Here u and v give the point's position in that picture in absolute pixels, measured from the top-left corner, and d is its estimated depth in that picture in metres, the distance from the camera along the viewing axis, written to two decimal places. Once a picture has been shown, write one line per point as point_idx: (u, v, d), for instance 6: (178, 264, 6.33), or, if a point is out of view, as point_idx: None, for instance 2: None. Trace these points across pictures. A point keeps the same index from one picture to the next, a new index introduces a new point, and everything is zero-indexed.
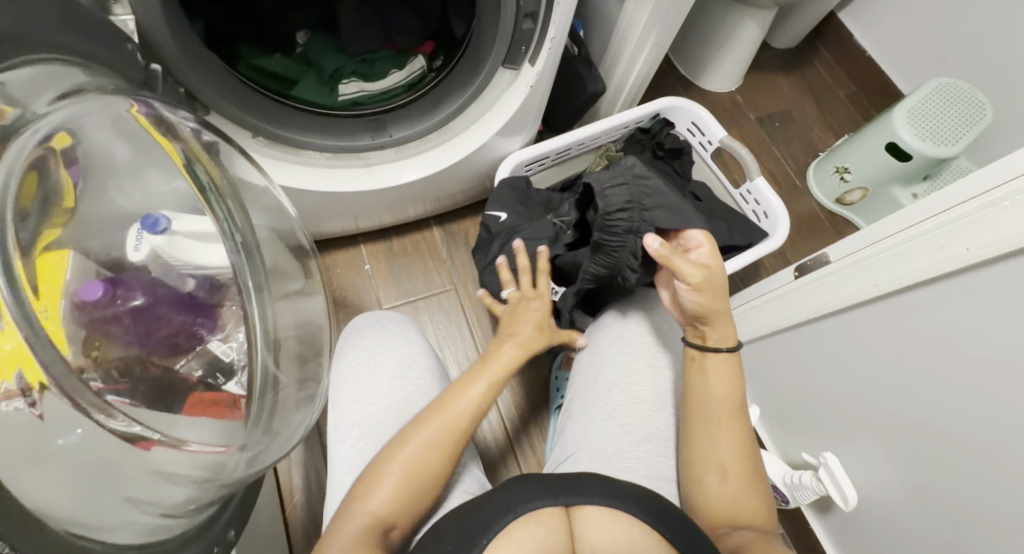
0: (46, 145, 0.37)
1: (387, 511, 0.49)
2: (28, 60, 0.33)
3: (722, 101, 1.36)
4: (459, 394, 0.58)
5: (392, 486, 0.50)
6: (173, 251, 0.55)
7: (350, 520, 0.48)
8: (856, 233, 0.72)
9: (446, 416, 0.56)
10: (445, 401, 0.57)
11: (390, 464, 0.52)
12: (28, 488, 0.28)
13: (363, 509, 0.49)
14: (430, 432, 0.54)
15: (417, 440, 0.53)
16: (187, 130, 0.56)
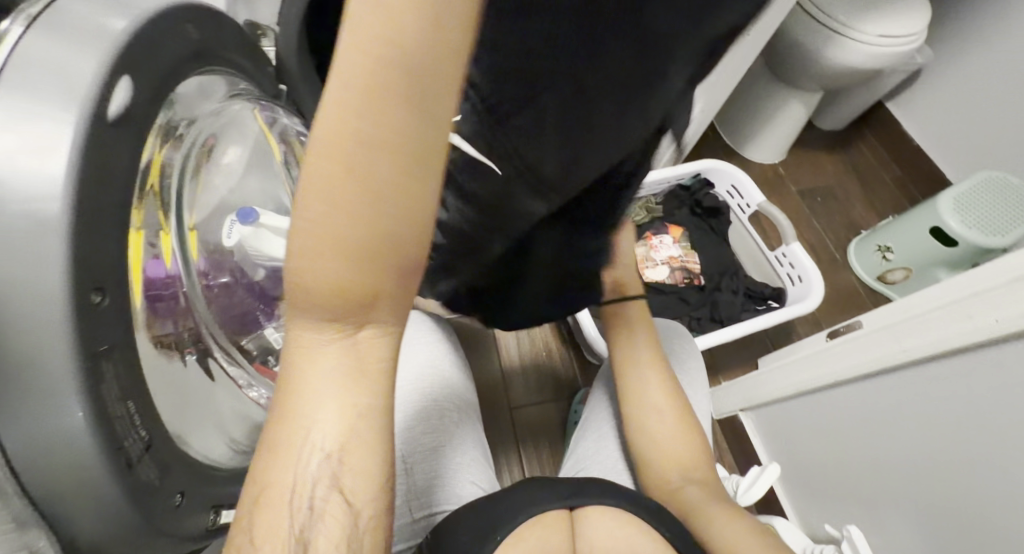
0: (211, 133, 0.46)
1: (338, 314, 0.19)
2: (216, 73, 0.41)
3: (763, 173, 1.32)
4: (376, 22, 0.14)
5: (327, 289, 0.18)
6: (253, 242, 0.58)
7: (306, 352, 0.21)
8: (893, 303, 0.71)
9: (382, 114, 0.15)
10: (362, 63, 0.15)
11: (310, 254, 0.18)
12: (165, 404, 0.35)
13: (307, 323, 0.20)
14: (366, 174, 0.16)
15: (330, 196, 0.17)
16: (293, 134, 0.66)
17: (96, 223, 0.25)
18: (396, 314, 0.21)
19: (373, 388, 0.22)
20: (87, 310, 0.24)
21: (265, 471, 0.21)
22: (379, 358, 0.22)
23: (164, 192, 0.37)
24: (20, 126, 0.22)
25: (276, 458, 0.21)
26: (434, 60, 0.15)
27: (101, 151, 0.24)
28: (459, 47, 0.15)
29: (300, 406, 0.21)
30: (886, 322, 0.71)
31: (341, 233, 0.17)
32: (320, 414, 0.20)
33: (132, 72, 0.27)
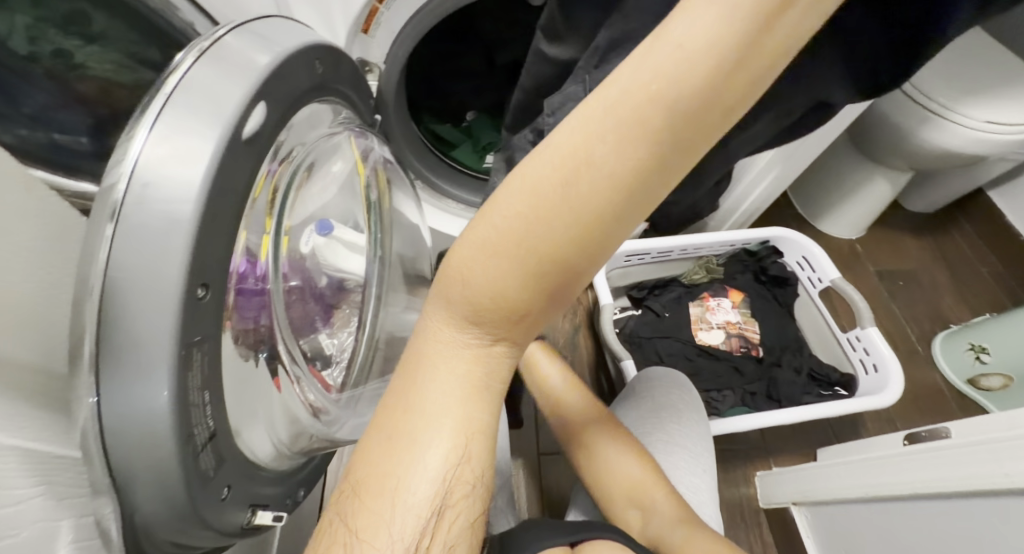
0: (314, 152, 0.49)
1: (491, 324, 0.24)
2: (327, 99, 0.45)
3: (838, 248, 1.26)
4: (660, 78, 0.18)
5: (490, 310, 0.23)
6: (325, 253, 0.62)
7: (440, 349, 0.25)
8: (993, 414, 0.63)
9: (623, 149, 0.19)
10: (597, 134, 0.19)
11: (489, 253, 0.21)
12: (230, 402, 0.37)
13: (454, 321, 0.25)
14: (587, 193, 0.19)
15: (534, 208, 0.20)
16: (379, 160, 0.70)
17: (216, 227, 0.28)
18: (527, 332, 0.25)
19: (483, 390, 0.26)
20: (192, 302, 0.27)
21: (385, 469, 0.25)
22: (498, 367, 0.26)
23: (269, 203, 0.40)
24: (175, 140, 0.26)
25: (396, 458, 0.25)
26: (689, 130, 0.19)
27: (234, 166, 0.28)
28: (705, 137, 0.20)
29: (423, 407, 0.25)
30: (981, 436, 0.62)
31: (519, 279, 0.22)
32: (445, 413, 0.25)
33: (270, 100, 0.31)
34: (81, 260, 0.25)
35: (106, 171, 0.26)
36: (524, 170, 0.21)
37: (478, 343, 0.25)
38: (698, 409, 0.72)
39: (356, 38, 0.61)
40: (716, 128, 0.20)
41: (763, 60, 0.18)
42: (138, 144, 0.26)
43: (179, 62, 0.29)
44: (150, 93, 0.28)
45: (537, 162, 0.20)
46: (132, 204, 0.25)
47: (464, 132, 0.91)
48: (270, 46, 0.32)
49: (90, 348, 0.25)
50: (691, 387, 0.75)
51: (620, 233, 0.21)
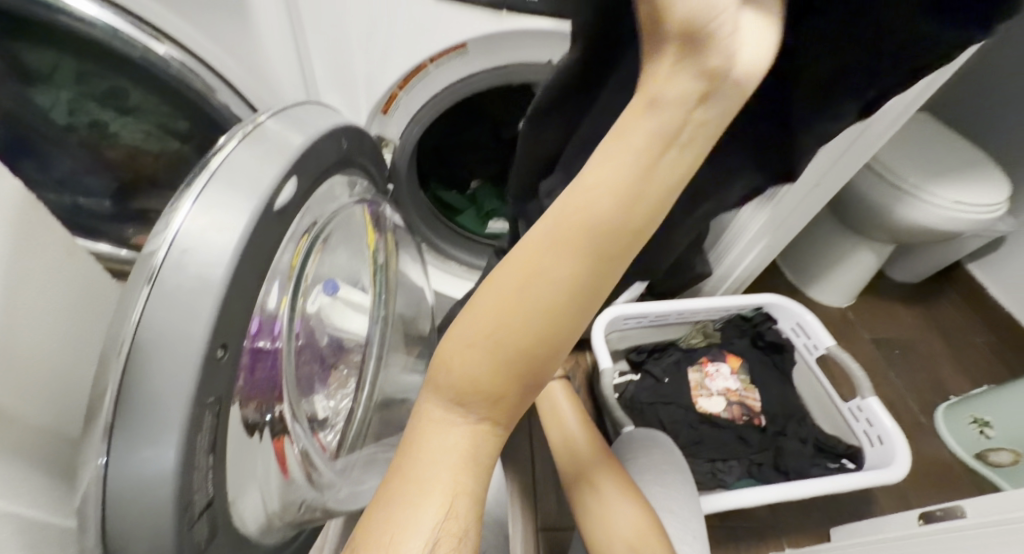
0: (331, 220, 0.51)
1: (474, 405, 0.24)
2: (348, 171, 0.48)
3: (832, 315, 1.28)
4: (586, 195, 0.20)
5: (472, 394, 0.24)
6: (330, 313, 0.62)
7: (425, 430, 0.26)
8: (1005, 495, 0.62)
9: (564, 261, 0.20)
10: (548, 237, 0.21)
11: (462, 345, 0.23)
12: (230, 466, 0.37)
13: (439, 404, 0.25)
14: (545, 285, 0.21)
15: (494, 316, 0.22)
16: (389, 225, 0.73)
17: (242, 290, 0.30)
18: (512, 408, 0.25)
19: (474, 469, 0.26)
20: (211, 363, 0.28)
21: (383, 534, 0.25)
22: (486, 447, 0.26)
23: (291, 267, 0.43)
24: (215, 211, 0.29)
25: (393, 523, 0.25)
26: (627, 228, 0.20)
27: (263, 233, 0.31)
28: (647, 228, 0.21)
29: (412, 479, 0.25)
30: (996, 518, 0.60)
31: (496, 363, 0.22)
32: (433, 485, 0.25)
33: (298, 177, 0.35)
34: (115, 318, 0.28)
35: (150, 237, 0.29)
36: (485, 280, 0.23)
37: (463, 422, 0.25)
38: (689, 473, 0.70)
39: (375, 117, 0.65)
40: (653, 223, 0.21)
41: (674, 173, 0.20)
42: (182, 214, 0.29)
43: (223, 143, 0.33)
44: (195, 170, 0.32)
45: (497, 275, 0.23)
46: (169, 267, 0.28)
47: (467, 199, 0.95)
48: (303, 129, 0.37)
49: (111, 401, 0.27)
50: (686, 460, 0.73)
51: (582, 315, 0.22)
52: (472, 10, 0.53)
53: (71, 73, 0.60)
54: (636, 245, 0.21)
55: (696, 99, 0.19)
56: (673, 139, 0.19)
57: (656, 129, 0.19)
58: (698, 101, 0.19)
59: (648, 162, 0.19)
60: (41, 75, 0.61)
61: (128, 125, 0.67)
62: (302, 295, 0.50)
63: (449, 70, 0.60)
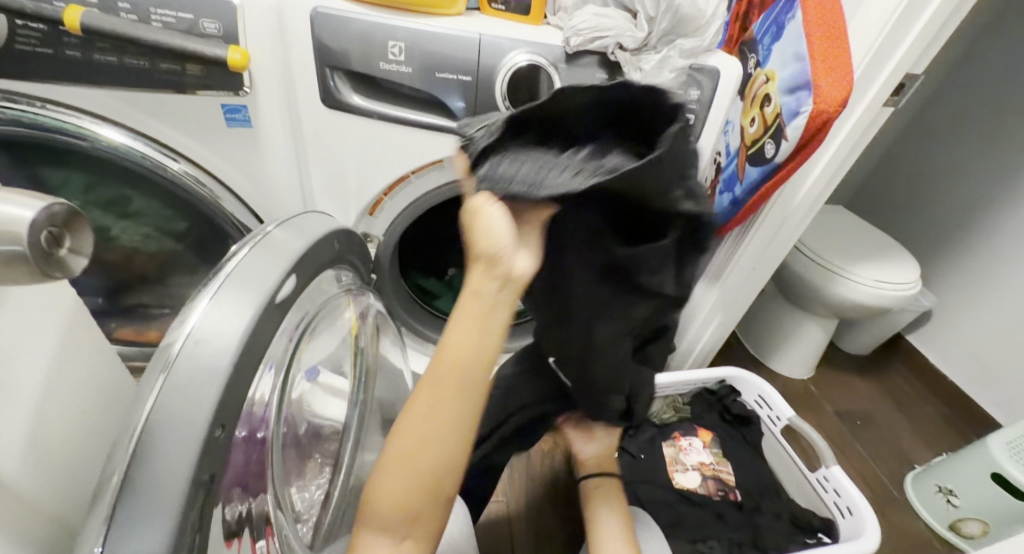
0: (318, 315, 0.56)
1: (398, 516, 0.38)
2: (336, 269, 0.55)
3: (795, 388, 1.34)
4: (446, 368, 0.35)
5: (396, 505, 0.38)
6: (310, 399, 0.65)
7: (369, 540, 0.39)
8: None
9: (439, 410, 0.36)
10: (426, 401, 0.36)
11: (384, 476, 0.38)
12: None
13: (375, 518, 0.39)
14: (430, 429, 0.36)
15: (402, 453, 0.37)
16: (371, 314, 0.77)
17: (243, 375, 0.35)
18: (427, 511, 0.39)
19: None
20: (210, 441, 0.32)
21: None
22: (414, 543, 0.40)
23: (283, 355, 0.47)
24: (226, 307, 0.35)
25: None
26: (471, 382, 0.36)
27: (265, 323, 0.37)
28: (485, 378, 0.37)
29: None
30: None
31: (411, 484, 0.37)
32: None
33: (295, 275, 0.41)
34: (128, 406, 0.32)
35: (168, 331, 0.34)
36: (391, 433, 0.38)
37: (397, 528, 0.39)
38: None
39: (362, 218, 0.73)
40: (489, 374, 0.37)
41: (491, 347, 0.36)
42: (197, 312, 0.35)
43: (236, 250, 0.40)
44: (209, 274, 0.38)
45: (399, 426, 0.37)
46: (183, 357, 0.33)
47: (444, 285, 1.02)
48: (303, 239, 0.44)
49: (117, 481, 0.30)
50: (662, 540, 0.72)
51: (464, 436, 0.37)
52: (447, 134, 0.63)
53: (81, 185, 0.68)
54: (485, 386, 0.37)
55: (497, 297, 0.35)
56: (489, 316, 0.35)
57: (475, 336, 0.35)
58: (493, 309, 0.35)
59: (473, 347, 0.35)
60: (55, 187, 0.68)
61: (130, 228, 0.74)
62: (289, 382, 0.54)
63: (427, 181, 0.69)
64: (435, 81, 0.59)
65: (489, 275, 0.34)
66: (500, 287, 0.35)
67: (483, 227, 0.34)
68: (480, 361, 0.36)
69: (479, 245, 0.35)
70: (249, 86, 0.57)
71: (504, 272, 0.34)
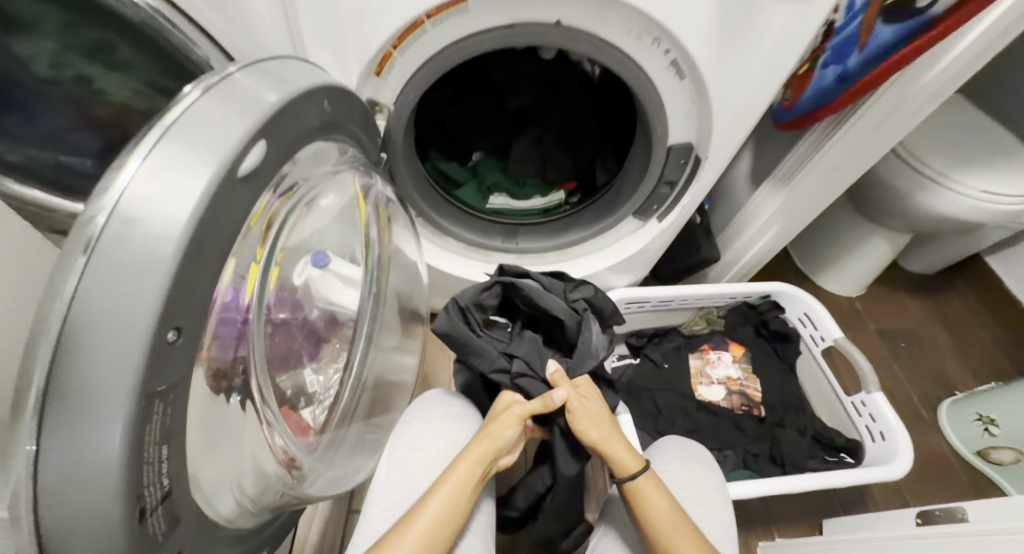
0: (314, 193, 0.48)
1: None
2: (329, 138, 0.44)
3: (839, 304, 1.25)
4: (449, 477, 0.53)
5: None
6: (319, 285, 0.59)
7: None
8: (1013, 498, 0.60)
9: (445, 491, 0.51)
10: (423, 498, 0.52)
11: (393, 540, 0.48)
12: (196, 458, 0.35)
13: None
14: (437, 500, 0.51)
15: (408, 529, 0.48)
16: (383, 199, 0.67)
17: (199, 261, 0.27)
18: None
19: None
20: (162, 345, 0.26)
21: None
22: None
23: (265, 231, 0.40)
24: (170, 175, 0.26)
25: None
26: (470, 483, 0.53)
27: (225, 202, 0.29)
28: (473, 491, 0.53)
29: None
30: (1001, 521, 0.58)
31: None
32: None
33: (266, 140, 0.32)
34: (46, 292, 0.24)
35: (89, 200, 0.25)
36: (390, 529, 0.50)
37: None
38: (718, 487, 0.64)
39: (368, 79, 0.60)
40: (473, 492, 0.53)
41: (477, 464, 0.55)
42: (127, 174, 0.26)
43: (186, 94, 0.31)
44: (148, 124, 0.29)
45: (399, 526, 0.49)
46: (111, 236, 0.25)
47: (469, 172, 0.90)
48: (279, 89, 0.34)
49: (39, 389, 0.23)
50: (705, 456, 0.69)
51: (450, 524, 0.50)
52: None
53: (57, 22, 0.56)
54: (472, 495, 0.53)
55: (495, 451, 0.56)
56: (488, 458, 0.56)
57: (479, 456, 0.55)
58: (489, 450, 0.56)
59: (477, 472, 0.54)
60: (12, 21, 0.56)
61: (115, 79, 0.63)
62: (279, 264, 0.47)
63: (447, 30, 0.55)
64: None
65: (489, 447, 0.56)
66: (495, 441, 0.57)
67: (504, 419, 0.58)
68: (470, 476, 0.54)
69: (498, 425, 0.58)
70: None
71: (499, 440, 0.57)
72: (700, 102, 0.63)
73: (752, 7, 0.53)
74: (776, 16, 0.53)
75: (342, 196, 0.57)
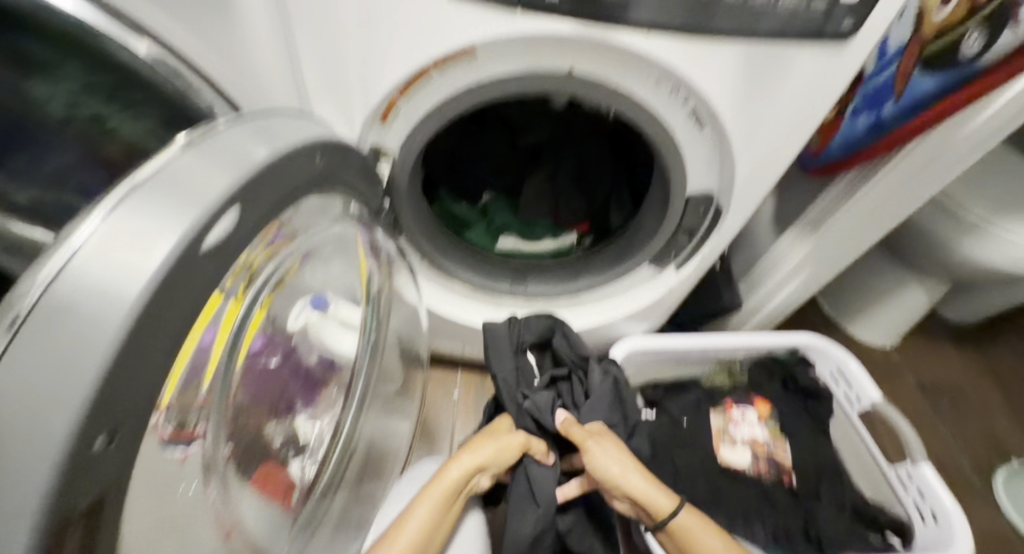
0: (306, 246, 0.46)
1: None
2: (323, 191, 0.42)
3: (876, 356, 1.16)
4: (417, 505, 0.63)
5: None
6: (315, 330, 0.58)
7: None
8: None
9: None
10: None
11: None
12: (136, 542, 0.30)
13: None
14: None
15: None
16: (388, 253, 0.65)
17: (149, 346, 0.24)
18: None
19: None
20: (85, 453, 0.22)
21: None
22: None
23: (247, 283, 0.39)
24: (125, 250, 0.24)
25: None
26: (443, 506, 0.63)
27: (188, 277, 0.25)
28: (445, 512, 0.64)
29: None
30: None
31: None
32: None
33: (244, 204, 0.29)
34: None
35: (43, 269, 0.24)
36: None
37: None
38: None
39: (373, 127, 0.60)
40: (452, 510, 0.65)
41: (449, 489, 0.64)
42: (85, 237, 0.24)
43: (171, 152, 0.29)
44: (120, 184, 0.27)
45: None
46: (56, 310, 0.23)
47: (478, 213, 0.88)
48: (268, 144, 0.33)
49: None
50: None
51: None
52: (482, 9, 0.48)
53: None
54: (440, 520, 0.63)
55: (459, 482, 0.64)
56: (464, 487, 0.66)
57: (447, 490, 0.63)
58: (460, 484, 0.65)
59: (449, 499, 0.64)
60: None
61: None
62: (262, 316, 0.45)
63: (454, 75, 0.54)
64: None
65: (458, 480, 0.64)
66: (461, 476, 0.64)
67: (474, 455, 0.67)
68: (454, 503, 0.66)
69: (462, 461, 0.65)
70: None
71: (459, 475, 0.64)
72: (719, 152, 0.61)
73: (781, 58, 0.51)
74: (802, 68, 0.52)
75: (340, 251, 0.56)
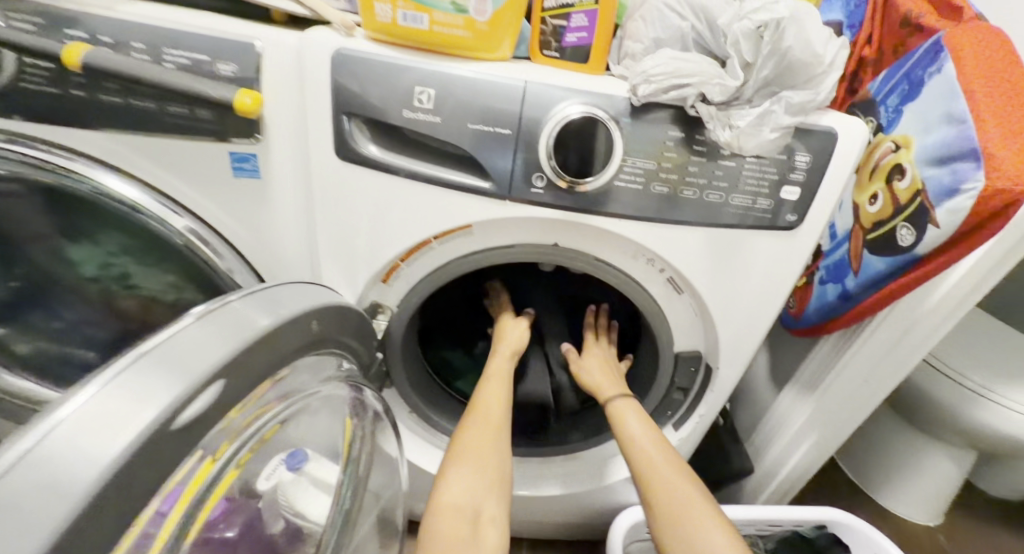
0: (293, 407, 0.45)
1: None
2: (318, 352, 0.43)
3: (915, 536, 1.05)
4: None
5: None
6: (289, 490, 0.55)
7: None
8: None
9: None
10: None
11: None
12: None
13: None
14: None
15: None
16: (374, 410, 0.61)
17: (92, 534, 0.22)
18: None
19: None
20: None
21: None
22: None
23: (220, 446, 0.35)
24: (98, 424, 0.23)
25: None
26: None
27: (154, 454, 0.24)
28: None
29: None
30: None
31: None
32: None
33: (232, 377, 0.30)
34: None
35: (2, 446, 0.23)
36: None
37: None
38: None
39: (375, 286, 0.63)
40: None
41: None
42: (63, 412, 0.24)
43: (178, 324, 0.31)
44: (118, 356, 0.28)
45: None
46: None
47: (473, 362, 0.89)
48: (272, 315, 0.35)
49: None
50: None
51: None
52: (479, 197, 0.53)
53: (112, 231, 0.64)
54: None
55: None
56: None
57: None
58: None
59: None
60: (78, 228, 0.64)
61: (151, 275, 0.67)
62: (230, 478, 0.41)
63: (453, 246, 0.59)
64: (468, 135, 0.51)
65: None
66: None
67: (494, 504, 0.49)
68: None
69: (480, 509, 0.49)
70: (262, 132, 0.54)
71: None
72: (701, 315, 0.63)
73: (739, 242, 0.55)
74: (767, 248, 0.55)
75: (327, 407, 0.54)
